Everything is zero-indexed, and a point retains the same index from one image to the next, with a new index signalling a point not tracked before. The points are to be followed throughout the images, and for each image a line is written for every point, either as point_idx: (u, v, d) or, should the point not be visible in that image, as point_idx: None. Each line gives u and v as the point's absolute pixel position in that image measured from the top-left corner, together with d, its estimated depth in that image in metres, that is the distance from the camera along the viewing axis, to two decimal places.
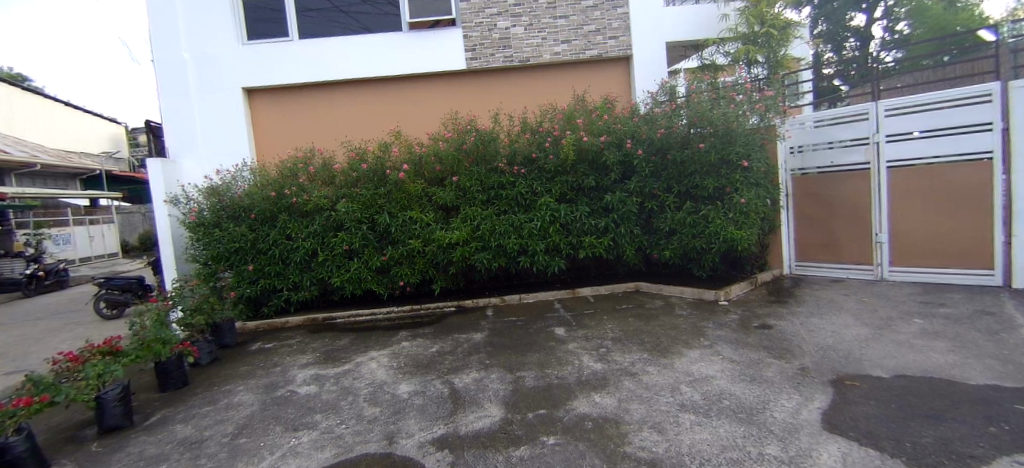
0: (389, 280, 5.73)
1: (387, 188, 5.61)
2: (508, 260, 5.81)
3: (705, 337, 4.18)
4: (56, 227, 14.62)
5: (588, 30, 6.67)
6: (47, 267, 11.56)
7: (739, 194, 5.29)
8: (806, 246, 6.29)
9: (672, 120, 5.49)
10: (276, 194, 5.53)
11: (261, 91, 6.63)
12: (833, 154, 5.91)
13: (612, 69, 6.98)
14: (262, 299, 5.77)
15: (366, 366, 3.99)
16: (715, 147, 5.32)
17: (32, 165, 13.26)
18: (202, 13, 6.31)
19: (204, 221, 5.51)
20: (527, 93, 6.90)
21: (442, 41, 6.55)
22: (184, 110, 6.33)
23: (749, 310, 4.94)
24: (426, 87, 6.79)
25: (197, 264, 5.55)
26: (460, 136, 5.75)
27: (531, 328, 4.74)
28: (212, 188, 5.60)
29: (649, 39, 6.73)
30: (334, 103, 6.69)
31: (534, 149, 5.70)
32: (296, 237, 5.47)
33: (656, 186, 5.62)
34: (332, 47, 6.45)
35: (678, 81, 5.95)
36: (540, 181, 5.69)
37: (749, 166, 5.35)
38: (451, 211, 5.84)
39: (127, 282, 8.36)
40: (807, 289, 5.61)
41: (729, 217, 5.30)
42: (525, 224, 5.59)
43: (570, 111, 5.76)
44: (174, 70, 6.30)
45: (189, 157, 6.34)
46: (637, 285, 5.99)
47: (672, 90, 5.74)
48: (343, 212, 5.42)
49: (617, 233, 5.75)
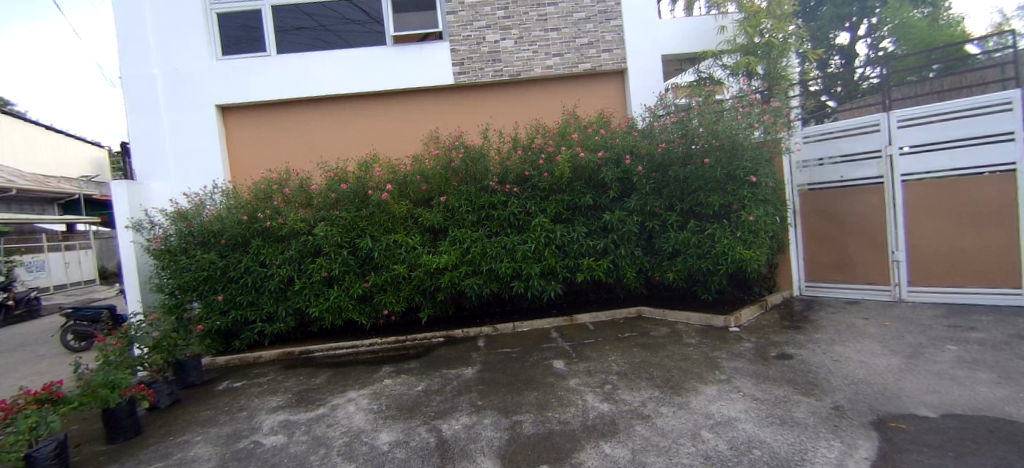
0: (372, 309, 5.30)
1: (369, 210, 5.22)
2: (501, 285, 5.41)
3: (720, 370, 3.78)
4: (29, 253, 13.95)
5: (580, 44, 6.46)
6: (18, 295, 10.93)
7: (747, 212, 4.97)
8: (816, 266, 5.96)
9: (671, 134, 5.23)
10: (249, 217, 5.11)
11: (238, 109, 6.30)
12: (841, 167, 5.66)
13: (605, 84, 6.75)
14: (234, 332, 5.29)
15: (343, 410, 3.53)
16: (720, 162, 5.02)
17: (6, 189, 12.75)
18: (175, 27, 6.00)
19: (169, 248, 5.07)
20: (518, 109, 6.63)
21: (429, 55, 6.28)
22: (154, 130, 5.94)
23: (764, 338, 4.55)
24: (413, 104, 6.50)
25: (162, 294, 5.09)
26: (447, 154, 5.40)
27: (527, 362, 4.30)
28: (179, 212, 5.15)
29: (644, 52, 6.52)
30: (314, 121, 6.37)
31: (527, 166, 5.36)
32: (270, 264, 5.03)
33: (657, 204, 5.29)
34: (314, 62, 6.16)
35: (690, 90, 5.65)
36: (534, 201, 5.34)
37: (757, 182, 5.03)
38: (439, 233, 5.46)
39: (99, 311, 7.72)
40: (822, 313, 5.25)
41: (737, 236, 4.99)
42: (518, 247, 5.21)
43: (564, 126, 5.46)
44: (144, 87, 5.94)
45: (158, 179, 5.93)
46: (639, 310, 5.59)
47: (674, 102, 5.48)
48: (321, 236, 5.02)
49: (616, 255, 5.40)
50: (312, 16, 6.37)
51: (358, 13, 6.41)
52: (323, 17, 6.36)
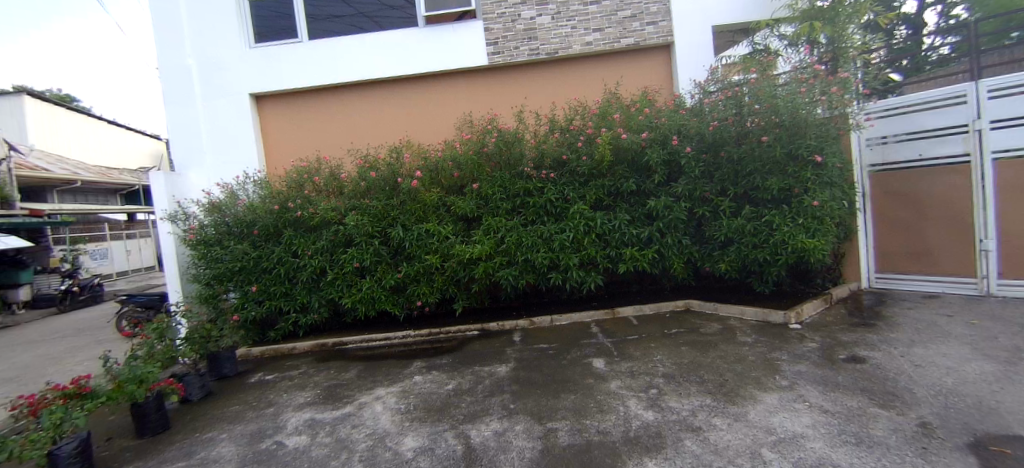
0: (405, 300, 5.16)
1: (400, 199, 5.04)
2: (537, 277, 5.13)
3: (783, 375, 3.36)
4: (94, 242, 14.96)
5: (622, 16, 5.96)
6: (82, 282, 11.81)
7: (811, 196, 4.43)
8: (888, 256, 5.30)
9: (723, 112, 4.71)
10: (281, 207, 5.05)
11: (270, 97, 6.25)
12: (919, 144, 4.94)
13: (651, 59, 6.23)
14: (269, 322, 5.32)
15: (369, 410, 3.39)
16: (781, 140, 4.47)
17: (73, 181, 13.65)
18: (208, 17, 5.98)
19: (205, 239, 5.11)
20: (554, 89, 6.23)
21: (460, 35, 5.98)
22: (191, 121, 5.98)
23: (832, 337, 4.04)
24: (445, 86, 6.24)
25: (200, 285, 5.15)
26: (480, 138, 5.12)
27: (564, 360, 4.03)
28: (213, 204, 5.15)
29: (693, 23, 5.94)
30: (345, 108, 6.24)
31: (564, 150, 5.01)
32: (302, 254, 4.97)
33: (708, 189, 4.81)
34: (342, 47, 6.00)
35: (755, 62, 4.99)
36: (573, 187, 4.99)
37: (823, 162, 4.46)
38: (473, 222, 5.23)
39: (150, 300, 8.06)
40: (898, 309, 4.66)
41: (799, 224, 4.48)
42: (556, 236, 4.90)
43: (604, 105, 5.03)
44: (179, 77, 5.98)
45: (195, 170, 5.98)
46: (688, 303, 5.19)
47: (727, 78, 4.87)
48: (352, 226, 4.89)
49: (662, 244, 4.98)
50: (349, 3, 6.18)
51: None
52: (362, 5, 6.17)
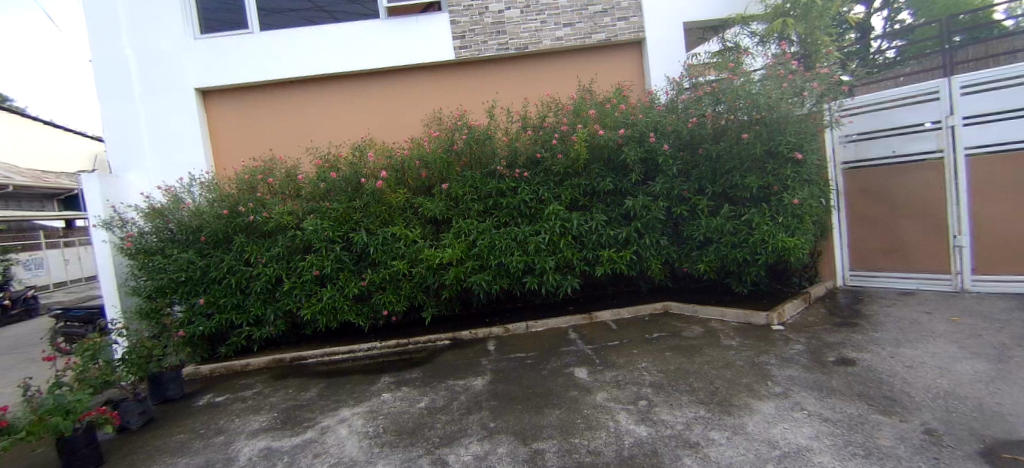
0: (371, 309, 4.80)
1: (364, 200, 4.67)
2: (512, 281, 4.87)
3: (774, 381, 3.23)
4: (26, 251, 13.68)
5: (593, 11, 5.80)
6: (14, 294, 10.70)
7: (791, 194, 4.36)
8: (862, 253, 5.35)
9: (702, 107, 4.55)
10: (230, 211, 4.60)
11: (219, 92, 5.74)
12: (894, 141, 4.99)
13: (622, 54, 6.09)
14: (220, 336, 4.85)
15: (333, 434, 3.02)
16: (761, 137, 4.36)
17: (3, 186, 12.44)
18: (144, 1, 5.39)
19: (145, 248, 4.57)
20: (524, 86, 6.00)
21: (426, 27, 5.66)
22: (126, 116, 5.38)
23: (815, 338, 3.98)
24: (411, 82, 5.90)
25: (138, 298, 4.61)
26: (448, 135, 4.81)
27: (545, 370, 3.78)
28: (154, 209, 4.62)
29: (665, 19, 5.85)
30: (303, 104, 5.81)
31: (538, 148, 4.77)
32: (255, 262, 4.53)
33: (686, 188, 4.67)
34: (298, 38, 5.57)
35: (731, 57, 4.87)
36: (547, 186, 4.76)
37: (803, 159, 4.39)
38: (442, 224, 4.92)
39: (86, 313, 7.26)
40: (874, 307, 4.66)
41: (779, 222, 4.40)
42: (530, 238, 4.66)
43: (578, 101, 4.83)
44: (114, 69, 5.35)
45: (133, 171, 5.38)
46: (666, 305, 5.05)
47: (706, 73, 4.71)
48: (310, 231, 4.49)
49: (640, 245, 4.81)
50: None
51: None
52: None
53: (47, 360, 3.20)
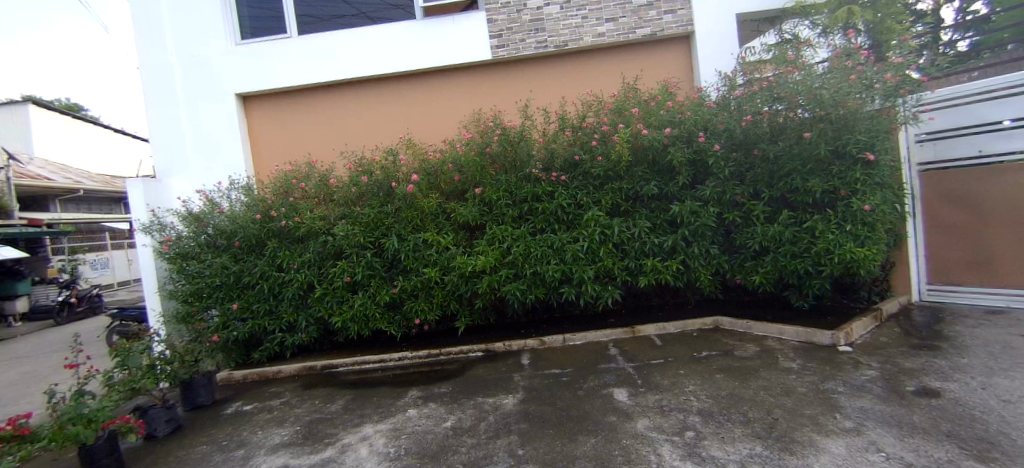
0: (402, 318, 4.67)
1: (396, 205, 4.53)
2: (548, 291, 4.61)
3: (844, 414, 2.80)
4: (94, 251, 14.72)
5: (637, 5, 5.47)
6: (80, 293, 11.44)
7: (862, 200, 3.88)
8: (943, 265, 4.73)
9: (760, 103, 4.13)
10: (264, 216, 4.59)
11: (258, 98, 5.83)
12: (980, 138, 4.38)
13: (668, 50, 5.73)
14: (255, 340, 4.87)
15: (352, 454, 2.87)
16: (826, 136, 3.89)
17: (75, 191, 13.43)
18: (189, 11, 5.54)
19: (184, 252, 4.64)
20: (562, 84, 5.75)
21: (461, 27, 5.52)
22: (171, 124, 5.54)
23: (891, 364, 3.49)
24: (444, 83, 5.78)
25: (177, 302, 4.69)
26: (483, 138, 4.60)
27: (580, 390, 3.50)
28: (194, 214, 4.68)
29: (717, 10, 5.42)
30: (337, 108, 5.80)
31: (577, 150, 4.50)
32: (288, 268, 4.49)
33: (739, 192, 4.27)
34: (334, 42, 5.56)
35: (793, 47, 4.41)
36: (586, 191, 4.48)
37: (877, 160, 3.89)
38: (476, 230, 4.73)
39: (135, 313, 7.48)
40: (961, 327, 4.07)
41: (848, 231, 3.93)
42: (568, 246, 4.39)
43: (621, 99, 4.52)
44: (161, 78, 5.53)
45: (178, 177, 5.53)
46: (716, 320, 4.64)
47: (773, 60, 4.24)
48: (341, 236, 4.40)
49: (687, 254, 4.45)
50: (350, 3, 5.76)
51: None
52: (364, 5, 5.75)
53: (69, 368, 3.14)
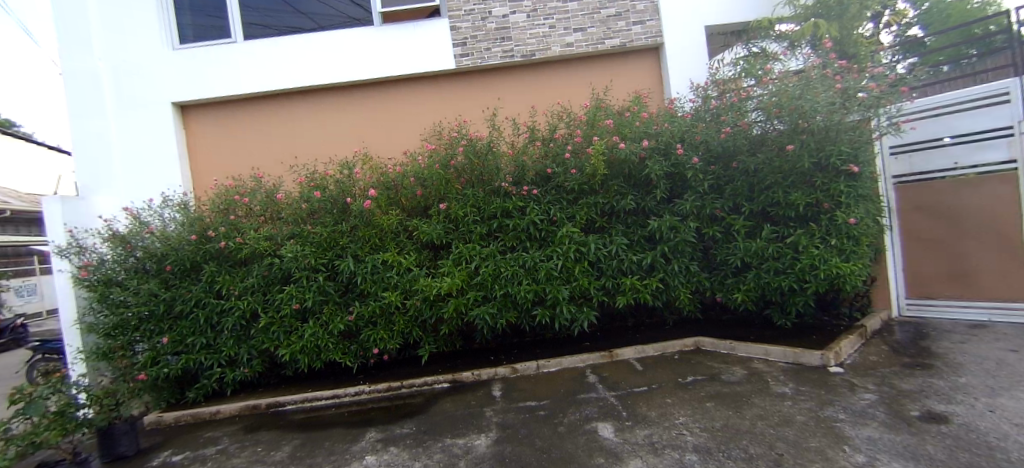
0: (359, 347, 4.21)
1: (351, 223, 4.11)
2: (520, 314, 4.26)
3: (853, 445, 2.54)
4: (20, 277, 13.34)
5: (606, 15, 5.34)
6: (0, 324, 10.27)
7: (845, 213, 3.76)
8: (921, 279, 4.67)
9: (738, 114, 3.98)
10: (200, 236, 4.07)
11: (201, 107, 5.32)
12: (955, 151, 4.39)
13: (638, 61, 5.60)
14: (190, 377, 4.26)
15: None
16: (807, 147, 3.74)
17: (0, 211, 12.19)
18: (121, 13, 5.04)
19: (106, 279, 4.02)
20: (532, 95, 5.52)
21: (424, 33, 5.22)
22: (97, 134, 4.94)
23: (886, 385, 3.29)
24: (408, 93, 5.44)
25: (93, 337, 4.06)
26: (448, 149, 4.24)
27: (561, 425, 3.12)
28: (118, 235, 4.09)
29: (686, 22, 5.36)
30: (292, 118, 5.36)
31: (549, 162, 4.20)
32: (227, 295, 3.97)
33: (719, 206, 4.08)
34: (286, 47, 5.16)
35: (765, 56, 4.33)
36: (558, 205, 4.18)
37: (857, 172, 3.79)
38: (441, 249, 4.35)
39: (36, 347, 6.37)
40: (946, 343, 3.97)
41: (831, 245, 3.78)
42: (541, 265, 4.07)
43: (593, 109, 4.29)
44: (86, 84, 4.95)
45: (103, 193, 4.91)
46: (698, 342, 4.39)
47: (748, 69, 4.11)
48: (289, 258, 3.93)
49: (667, 272, 4.20)
50: (308, 16, 5.38)
51: (359, 9, 5.40)
52: (322, 18, 5.37)
53: None
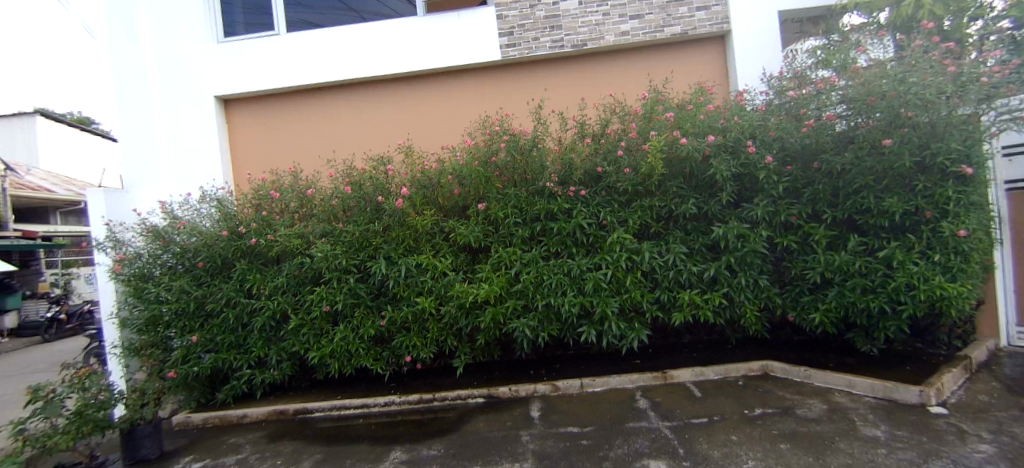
0: (391, 354, 3.97)
1: (385, 222, 3.87)
2: (563, 327, 3.89)
3: None
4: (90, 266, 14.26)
5: (666, 1, 4.88)
6: (71, 309, 10.91)
7: (956, 223, 3.16)
8: None
9: (821, 106, 3.47)
10: (234, 233, 3.96)
11: (242, 102, 5.29)
12: None
13: (700, 52, 5.11)
14: (221, 376, 4.15)
15: None
16: (910, 144, 3.16)
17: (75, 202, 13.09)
18: (168, 8, 5.07)
19: (141, 274, 4.00)
20: (580, 89, 5.14)
21: (467, 23, 4.96)
22: (141, 130, 4.99)
23: (1011, 434, 2.68)
24: (450, 87, 5.19)
25: (130, 331, 4.04)
26: (490, 146, 3.95)
27: (605, 459, 2.72)
28: (155, 230, 4.05)
29: (757, 7, 4.82)
30: (330, 113, 5.23)
31: (600, 160, 3.81)
32: (259, 294, 3.84)
33: (795, 213, 3.56)
34: (326, 39, 5.03)
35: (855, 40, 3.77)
36: (608, 209, 3.78)
37: (973, 174, 3.17)
38: (479, 253, 4.06)
39: (92, 334, 6.57)
40: None
41: (935, 261, 3.20)
42: (588, 274, 3.68)
43: (650, 102, 3.87)
44: (133, 79, 5.01)
45: (147, 187, 4.95)
46: (766, 366, 3.88)
47: (836, 54, 3.58)
48: (320, 258, 3.74)
49: (732, 285, 3.71)
50: (356, 10, 5.31)
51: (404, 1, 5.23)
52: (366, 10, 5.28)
53: None
